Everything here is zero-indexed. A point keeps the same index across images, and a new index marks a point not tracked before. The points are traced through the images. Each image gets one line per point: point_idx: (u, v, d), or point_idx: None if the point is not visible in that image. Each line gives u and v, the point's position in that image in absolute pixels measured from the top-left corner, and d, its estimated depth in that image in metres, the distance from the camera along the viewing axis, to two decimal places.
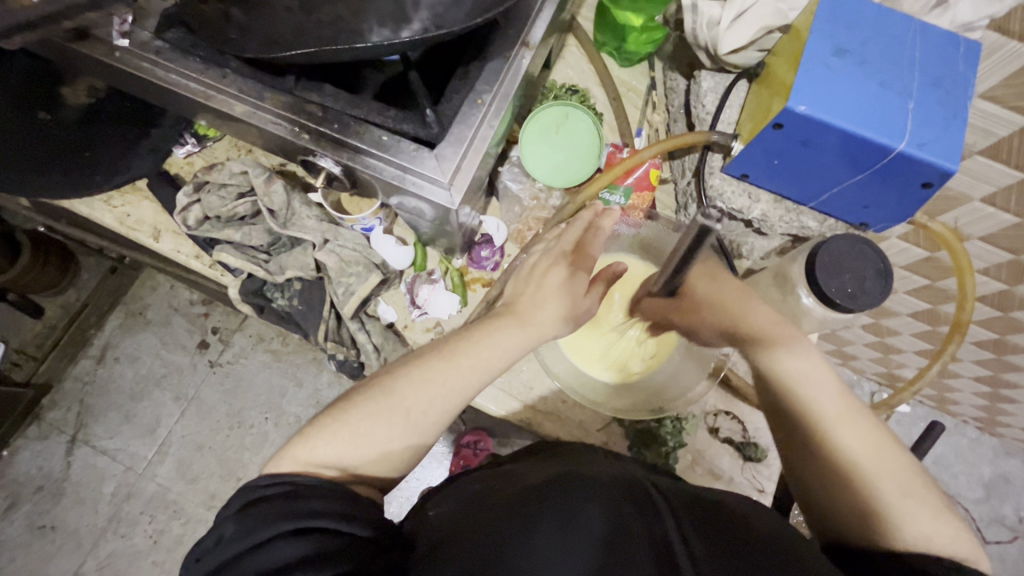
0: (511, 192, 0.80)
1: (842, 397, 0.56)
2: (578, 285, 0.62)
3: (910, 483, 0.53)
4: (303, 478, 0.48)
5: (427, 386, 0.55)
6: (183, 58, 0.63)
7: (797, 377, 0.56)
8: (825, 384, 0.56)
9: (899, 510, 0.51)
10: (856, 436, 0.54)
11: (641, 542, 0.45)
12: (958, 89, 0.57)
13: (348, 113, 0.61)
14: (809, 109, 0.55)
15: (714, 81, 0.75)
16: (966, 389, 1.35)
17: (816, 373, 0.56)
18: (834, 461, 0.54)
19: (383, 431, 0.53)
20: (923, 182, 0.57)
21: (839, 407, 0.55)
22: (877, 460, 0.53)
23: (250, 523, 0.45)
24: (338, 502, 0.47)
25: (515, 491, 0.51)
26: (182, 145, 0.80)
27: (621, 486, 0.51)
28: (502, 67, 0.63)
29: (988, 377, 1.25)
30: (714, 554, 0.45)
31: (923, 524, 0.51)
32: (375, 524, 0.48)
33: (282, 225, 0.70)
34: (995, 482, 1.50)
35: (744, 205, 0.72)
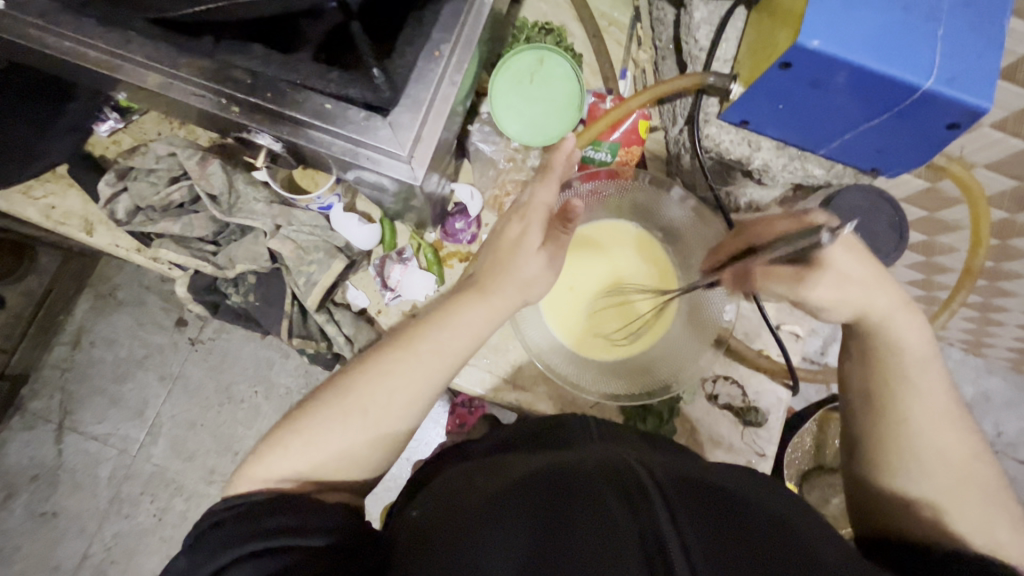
0: (483, 154, 0.71)
1: (939, 387, 0.50)
2: (543, 231, 0.53)
3: (999, 495, 0.48)
4: (258, 496, 0.44)
5: (387, 380, 0.48)
6: (75, 20, 0.52)
7: (916, 356, 0.51)
8: (937, 376, 0.50)
9: (968, 510, 0.47)
10: (948, 428, 0.49)
11: (627, 532, 0.39)
12: (992, 10, 0.49)
13: (282, 78, 0.51)
14: (825, 44, 0.47)
15: (708, 10, 0.65)
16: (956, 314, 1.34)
17: (927, 354, 0.51)
18: (914, 442, 0.49)
19: (339, 434, 0.47)
20: (950, 122, 0.50)
21: (933, 396, 0.50)
22: (966, 465, 0.48)
23: (206, 553, 0.41)
24: (294, 514, 0.42)
25: (494, 487, 0.46)
26: (104, 121, 0.69)
27: (608, 479, 0.45)
28: (461, 11, 0.53)
29: (980, 304, 1.24)
30: (707, 540, 0.39)
31: (1002, 534, 0.46)
32: (339, 530, 0.43)
33: (227, 212, 0.62)
34: (977, 400, 1.54)
35: (744, 153, 0.64)
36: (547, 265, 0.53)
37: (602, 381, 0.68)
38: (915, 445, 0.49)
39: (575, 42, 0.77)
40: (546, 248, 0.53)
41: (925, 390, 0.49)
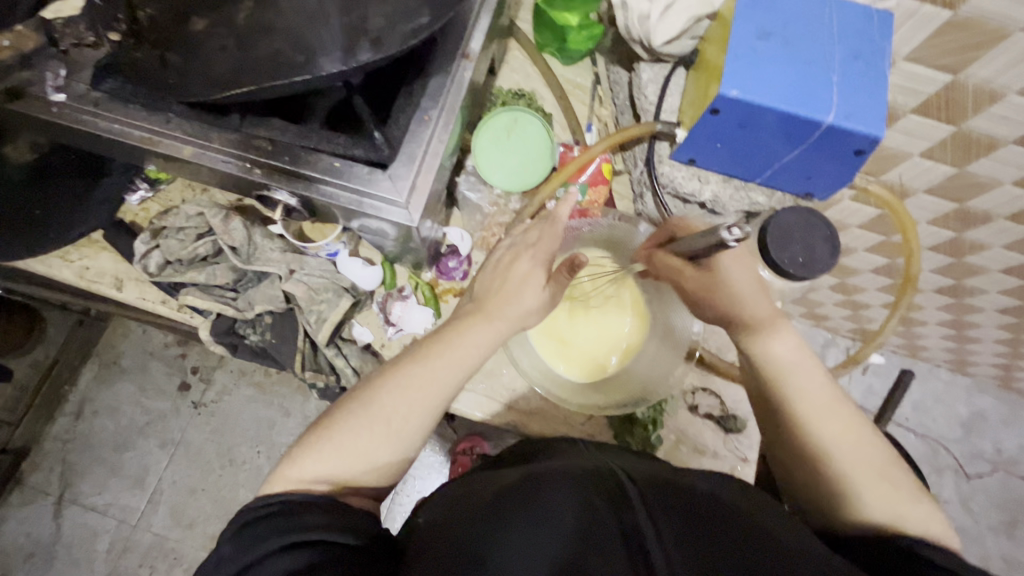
0: (470, 202, 0.81)
1: (823, 390, 0.57)
2: (543, 270, 0.61)
3: (896, 476, 0.54)
4: (293, 496, 0.48)
5: (407, 391, 0.54)
6: (125, 107, 0.62)
7: (789, 367, 0.58)
8: (815, 378, 0.58)
9: (865, 489, 0.53)
10: (832, 428, 0.56)
11: (613, 533, 0.42)
12: (877, 58, 0.60)
13: (297, 144, 0.61)
14: (740, 94, 0.58)
15: (653, 72, 0.77)
16: (933, 334, 1.41)
17: (805, 363, 0.59)
18: (810, 446, 0.56)
19: (365, 440, 0.52)
20: (856, 149, 0.60)
21: (814, 402, 0.57)
22: (861, 449, 0.55)
23: (248, 542, 0.45)
24: (333, 516, 0.47)
25: (485, 492, 0.49)
26: (135, 191, 0.80)
27: (593, 476, 0.48)
28: (445, 82, 0.64)
29: (951, 321, 1.31)
30: (682, 540, 0.42)
31: (903, 511, 0.52)
32: (366, 533, 0.47)
33: (245, 261, 0.71)
34: (971, 420, 1.57)
35: (695, 188, 0.75)
36: (547, 299, 0.62)
37: (583, 396, 0.74)
38: (816, 446, 0.56)
39: (546, 104, 0.88)
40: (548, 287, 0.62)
41: (809, 401, 0.57)
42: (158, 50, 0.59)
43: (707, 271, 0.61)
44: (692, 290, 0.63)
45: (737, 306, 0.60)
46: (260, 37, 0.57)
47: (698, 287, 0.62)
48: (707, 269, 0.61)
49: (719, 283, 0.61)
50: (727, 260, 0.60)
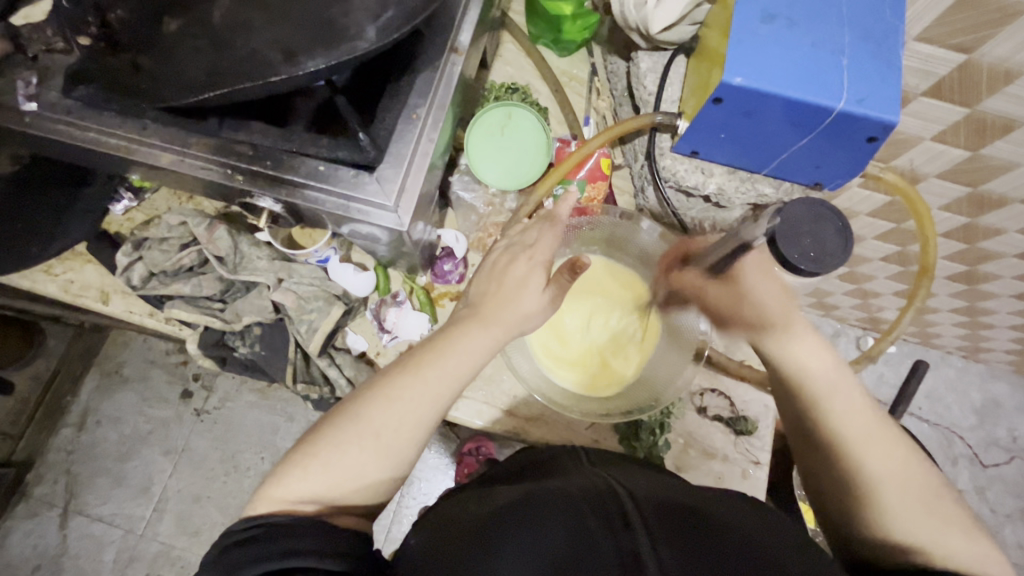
0: (464, 202, 0.77)
1: (867, 407, 0.53)
2: (541, 273, 0.58)
3: (943, 505, 0.50)
4: (277, 517, 0.46)
5: (398, 403, 0.51)
6: (98, 115, 0.59)
7: (825, 380, 0.54)
8: (856, 395, 0.53)
9: (910, 518, 0.49)
10: (877, 449, 0.51)
11: (608, 550, 0.39)
12: (888, 39, 0.57)
13: (280, 148, 0.58)
14: (745, 80, 0.54)
15: (651, 61, 0.74)
16: (946, 322, 1.37)
17: (839, 378, 0.54)
18: (853, 467, 0.51)
19: (355, 456, 0.50)
20: (869, 136, 0.57)
21: (858, 419, 0.52)
22: (898, 469, 0.50)
23: (227, 569, 0.43)
24: (316, 538, 0.44)
25: (478, 516, 0.46)
26: (119, 201, 0.77)
27: (591, 500, 0.45)
28: (433, 78, 0.61)
29: (964, 308, 1.27)
30: (686, 559, 0.39)
31: (952, 542, 0.47)
32: (353, 556, 0.45)
33: (232, 270, 0.68)
34: (986, 407, 1.54)
35: (698, 181, 0.71)
36: (548, 303, 0.58)
37: (587, 402, 0.71)
38: (863, 467, 0.51)
39: (541, 98, 0.85)
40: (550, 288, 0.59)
41: (854, 416, 0.52)
42: (130, 54, 0.57)
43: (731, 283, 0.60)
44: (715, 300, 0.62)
45: (765, 313, 0.57)
46: (235, 36, 0.54)
47: (722, 301, 0.61)
48: (729, 281, 0.60)
49: (745, 293, 0.59)
50: (750, 272, 0.59)
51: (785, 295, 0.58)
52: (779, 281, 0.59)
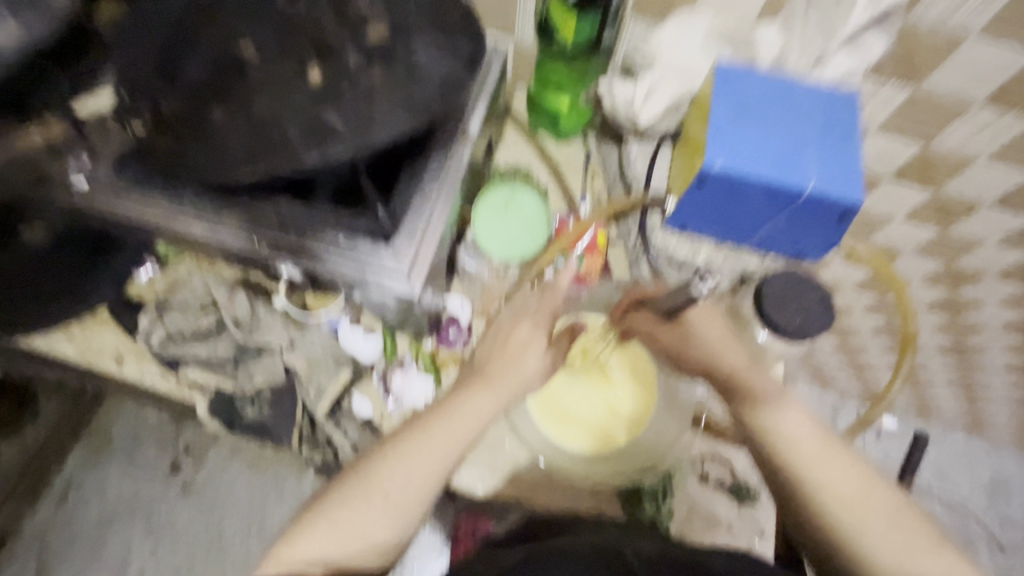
0: (470, 271, 0.82)
1: (820, 439, 0.62)
2: (543, 337, 0.62)
3: (897, 518, 0.59)
4: None
5: (404, 460, 0.53)
6: (140, 190, 0.66)
7: (785, 431, 0.62)
8: (804, 431, 0.63)
9: (869, 536, 0.58)
10: (830, 477, 0.60)
11: None
12: (849, 132, 0.65)
13: (304, 220, 0.63)
14: (723, 164, 0.62)
15: (641, 148, 0.84)
16: (945, 393, 1.49)
17: (800, 424, 0.63)
18: (815, 499, 0.60)
19: (363, 517, 0.51)
20: (839, 214, 0.63)
21: (815, 454, 0.61)
22: (858, 496, 0.60)
23: None
24: None
25: None
26: (144, 266, 0.82)
27: (598, 562, 0.46)
28: (444, 164, 0.70)
29: (959, 377, 1.41)
30: None
31: (903, 554, 0.57)
32: None
33: (248, 336, 0.72)
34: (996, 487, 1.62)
35: (687, 254, 0.79)
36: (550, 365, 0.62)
37: (587, 464, 0.72)
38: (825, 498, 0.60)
39: (541, 178, 0.93)
40: (550, 353, 0.63)
41: (812, 453, 0.61)
42: (171, 136, 0.62)
43: (676, 325, 0.68)
44: (671, 348, 0.69)
45: (716, 365, 0.66)
46: (269, 121, 0.61)
47: (676, 344, 0.68)
48: (677, 327, 0.68)
49: (691, 335, 0.68)
50: (694, 319, 0.67)
51: (729, 340, 0.67)
52: (719, 326, 0.68)
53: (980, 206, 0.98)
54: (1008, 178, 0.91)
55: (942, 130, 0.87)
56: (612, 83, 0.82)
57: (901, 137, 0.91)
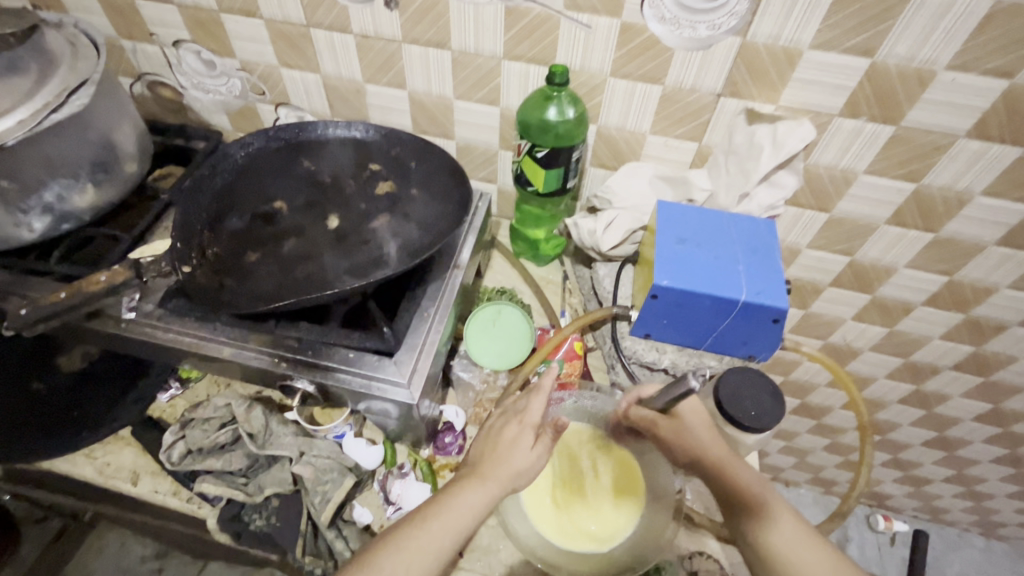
0: (463, 381, 0.90)
1: (814, 550, 0.61)
2: (527, 435, 0.70)
3: None
4: None
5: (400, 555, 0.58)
6: (180, 319, 0.77)
7: (780, 538, 0.62)
8: (802, 539, 0.62)
9: None
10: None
11: None
12: (770, 251, 0.79)
13: (319, 340, 0.74)
14: (670, 282, 0.75)
15: (607, 269, 0.98)
16: (947, 493, 1.60)
17: (799, 538, 0.62)
18: None
19: None
20: (773, 318, 0.75)
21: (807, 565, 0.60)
22: None
23: None
24: None
25: None
26: (167, 389, 0.89)
27: None
28: (440, 287, 0.82)
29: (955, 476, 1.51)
30: None
31: None
32: None
33: (260, 447, 0.77)
34: None
35: (655, 358, 0.87)
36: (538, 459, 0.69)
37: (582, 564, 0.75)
38: None
39: (525, 296, 1.06)
40: (537, 449, 0.69)
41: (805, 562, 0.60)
42: (217, 276, 0.76)
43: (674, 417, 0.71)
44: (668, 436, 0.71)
45: (704, 453, 0.68)
46: (298, 264, 0.79)
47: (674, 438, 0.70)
48: (672, 417, 0.71)
49: (687, 430, 0.70)
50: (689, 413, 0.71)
51: (717, 438, 0.69)
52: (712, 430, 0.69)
53: (913, 306, 1.12)
54: (928, 282, 1.05)
55: (861, 245, 1.03)
56: (577, 220, 0.98)
57: (830, 252, 1.06)
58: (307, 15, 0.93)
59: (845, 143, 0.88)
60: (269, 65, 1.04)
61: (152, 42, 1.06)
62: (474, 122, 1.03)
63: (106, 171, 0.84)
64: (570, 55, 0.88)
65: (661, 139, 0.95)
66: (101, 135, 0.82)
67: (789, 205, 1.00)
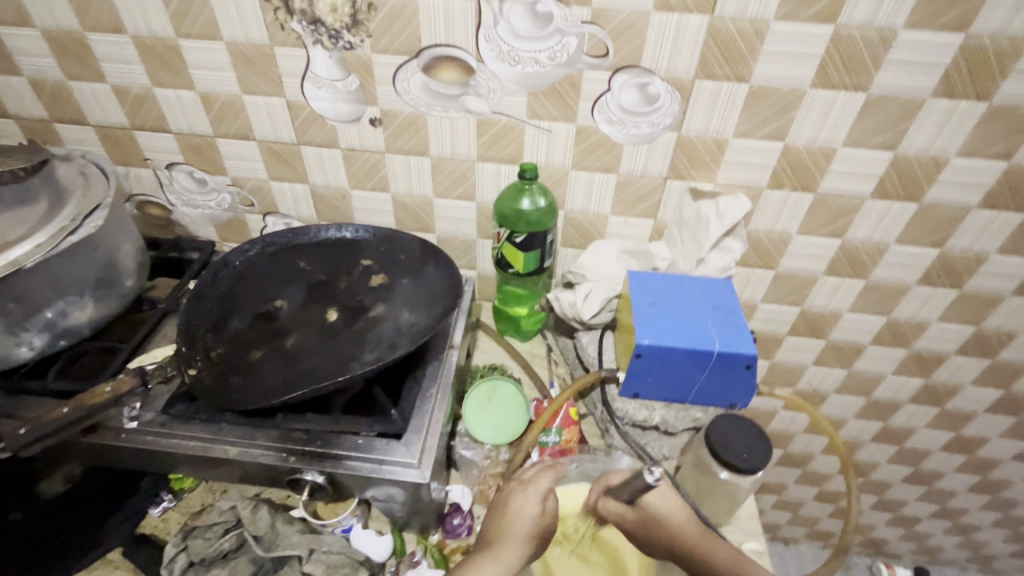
0: (466, 459, 0.92)
1: None
2: (534, 505, 0.75)
3: None
4: None
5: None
6: (185, 424, 0.78)
7: None
8: None
9: None
10: None
11: None
12: (732, 307, 0.89)
13: (328, 430, 0.77)
14: (650, 341, 0.83)
15: (589, 337, 1.06)
16: (936, 529, 1.69)
17: None
18: None
19: None
20: (745, 364, 0.82)
21: None
22: None
23: None
24: None
25: None
26: (158, 503, 0.87)
27: None
28: (439, 367, 0.87)
29: (896, 517, 1.69)
30: None
31: None
32: None
33: (267, 549, 0.76)
34: None
35: (646, 415, 0.92)
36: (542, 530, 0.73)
37: None
38: None
39: (515, 372, 1.11)
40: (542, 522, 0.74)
41: None
42: (223, 376, 0.78)
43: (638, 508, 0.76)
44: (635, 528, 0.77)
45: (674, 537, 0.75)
46: (303, 357, 0.82)
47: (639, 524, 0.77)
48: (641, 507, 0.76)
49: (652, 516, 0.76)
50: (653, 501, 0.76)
51: (680, 513, 0.76)
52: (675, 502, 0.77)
53: (863, 346, 1.25)
54: (870, 322, 1.19)
55: (807, 295, 1.16)
56: (557, 294, 1.07)
57: (781, 305, 1.19)
58: (298, 135, 1.05)
59: (776, 211, 1.03)
60: (260, 179, 1.13)
61: (146, 166, 1.14)
62: (453, 216, 1.14)
63: (108, 285, 0.87)
64: (536, 153, 1.01)
65: (622, 219, 1.08)
66: (107, 254, 0.86)
67: (739, 266, 1.13)
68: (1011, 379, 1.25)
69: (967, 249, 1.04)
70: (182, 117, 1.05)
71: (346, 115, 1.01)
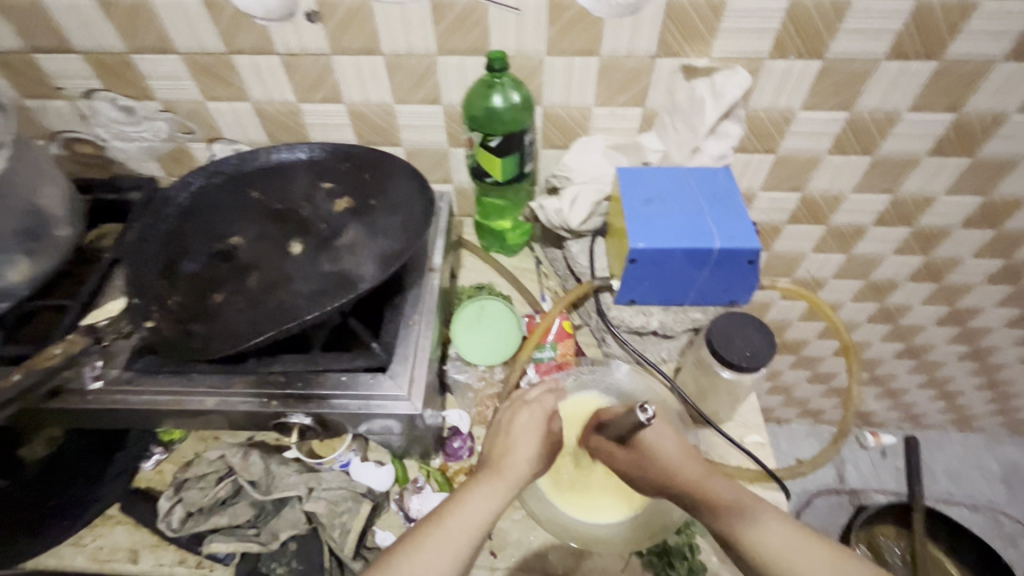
0: (460, 382, 0.89)
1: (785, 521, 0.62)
2: (538, 428, 0.72)
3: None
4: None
5: (424, 552, 0.55)
6: (155, 379, 0.72)
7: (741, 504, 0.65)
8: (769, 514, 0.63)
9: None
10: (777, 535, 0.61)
11: None
12: (731, 197, 0.82)
13: (307, 369, 0.72)
14: (645, 244, 0.76)
15: (579, 245, 1.00)
16: (923, 398, 1.76)
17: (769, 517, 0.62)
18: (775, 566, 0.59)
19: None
20: (748, 260, 0.77)
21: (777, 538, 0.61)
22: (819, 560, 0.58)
23: None
24: None
25: None
26: (150, 456, 0.84)
27: None
28: (420, 293, 0.80)
29: (886, 391, 1.75)
30: None
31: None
32: None
33: (265, 492, 0.74)
34: (1010, 475, 1.88)
35: (643, 321, 0.88)
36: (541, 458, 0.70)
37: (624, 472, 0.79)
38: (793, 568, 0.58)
39: (503, 289, 1.05)
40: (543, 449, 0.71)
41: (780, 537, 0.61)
42: (185, 325, 0.72)
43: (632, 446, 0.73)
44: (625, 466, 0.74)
45: (665, 472, 0.71)
46: (269, 295, 0.75)
47: (630, 462, 0.73)
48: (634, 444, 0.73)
49: (647, 453, 0.73)
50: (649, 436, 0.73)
51: (680, 442, 0.73)
52: (672, 436, 0.74)
53: (865, 228, 1.19)
54: (874, 202, 1.12)
55: (808, 179, 1.08)
56: (541, 201, 0.99)
57: (782, 192, 1.11)
58: (226, 42, 0.90)
59: (779, 84, 0.91)
60: (194, 100, 0.99)
61: (60, 97, 0.99)
62: (419, 124, 1.01)
63: (37, 237, 0.79)
64: (505, 40, 0.87)
65: (607, 110, 0.97)
66: (22, 199, 0.78)
67: (737, 152, 1.03)
68: (1013, 249, 1.21)
69: (986, 110, 0.94)
70: (84, 31, 0.88)
71: (276, 11, 0.85)
